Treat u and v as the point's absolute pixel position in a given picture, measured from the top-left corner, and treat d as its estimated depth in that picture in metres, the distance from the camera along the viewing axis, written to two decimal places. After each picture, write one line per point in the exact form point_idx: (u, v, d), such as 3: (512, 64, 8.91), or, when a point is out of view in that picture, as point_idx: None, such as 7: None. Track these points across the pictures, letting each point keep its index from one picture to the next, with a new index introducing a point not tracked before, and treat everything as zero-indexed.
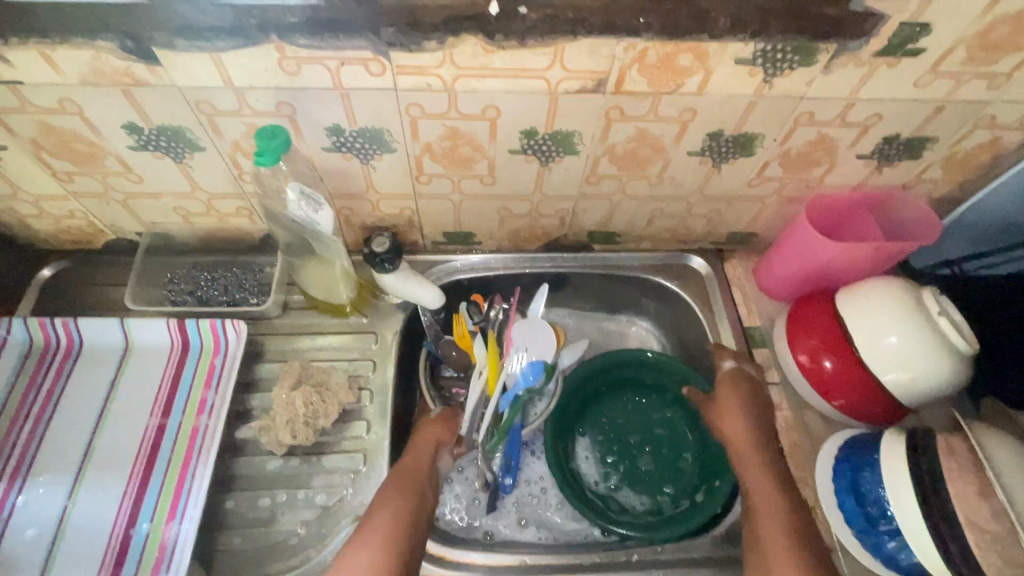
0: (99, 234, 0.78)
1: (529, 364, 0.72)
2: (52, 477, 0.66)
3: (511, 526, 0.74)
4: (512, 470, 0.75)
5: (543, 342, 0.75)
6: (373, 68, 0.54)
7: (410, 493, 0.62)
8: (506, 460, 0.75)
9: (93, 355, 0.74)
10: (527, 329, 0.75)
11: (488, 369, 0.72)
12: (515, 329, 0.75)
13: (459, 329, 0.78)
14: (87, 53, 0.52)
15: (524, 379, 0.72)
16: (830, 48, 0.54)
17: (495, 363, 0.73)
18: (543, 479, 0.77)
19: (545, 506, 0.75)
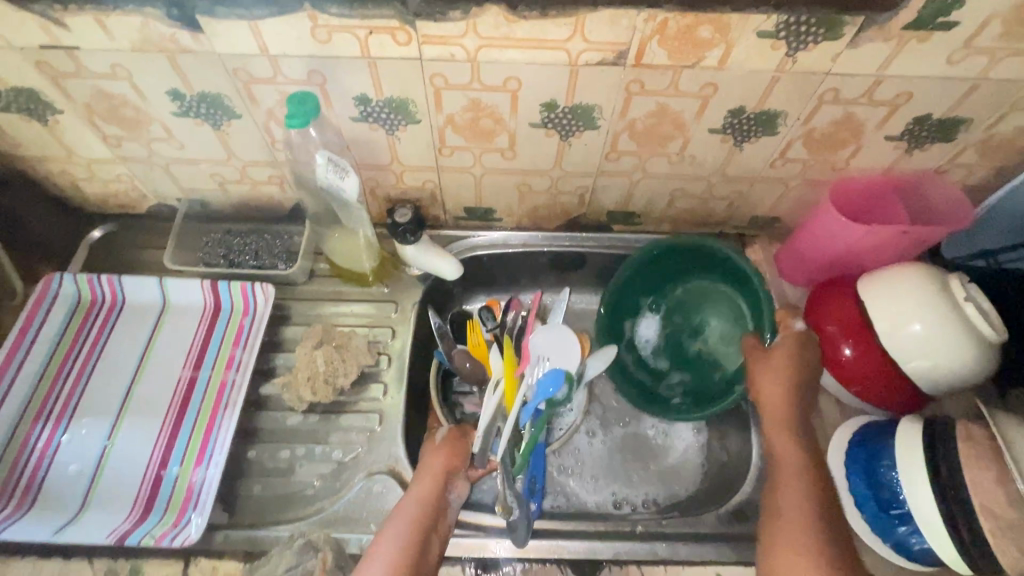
0: (143, 200, 0.83)
1: (549, 372, 0.63)
2: (94, 420, 0.71)
3: None
4: (536, 493, 0.68)
5: (565, 348, 0.66)
6: (400, 37, 0.57)
7: (420, 519, 0.58)
8: (530, 483, 0.69)
9: (134, 312, 0.79)
10: (547, 335, 0.67)
11: (503, 381, 0.64)
12: (532, 338, 0.66)
13: (472, 337, 0.75)
14: (137, 20, 0.56)
15: (542, 390, 0.63)
16: (857, 21, 0.53)
17: (510, 375, 0.65)
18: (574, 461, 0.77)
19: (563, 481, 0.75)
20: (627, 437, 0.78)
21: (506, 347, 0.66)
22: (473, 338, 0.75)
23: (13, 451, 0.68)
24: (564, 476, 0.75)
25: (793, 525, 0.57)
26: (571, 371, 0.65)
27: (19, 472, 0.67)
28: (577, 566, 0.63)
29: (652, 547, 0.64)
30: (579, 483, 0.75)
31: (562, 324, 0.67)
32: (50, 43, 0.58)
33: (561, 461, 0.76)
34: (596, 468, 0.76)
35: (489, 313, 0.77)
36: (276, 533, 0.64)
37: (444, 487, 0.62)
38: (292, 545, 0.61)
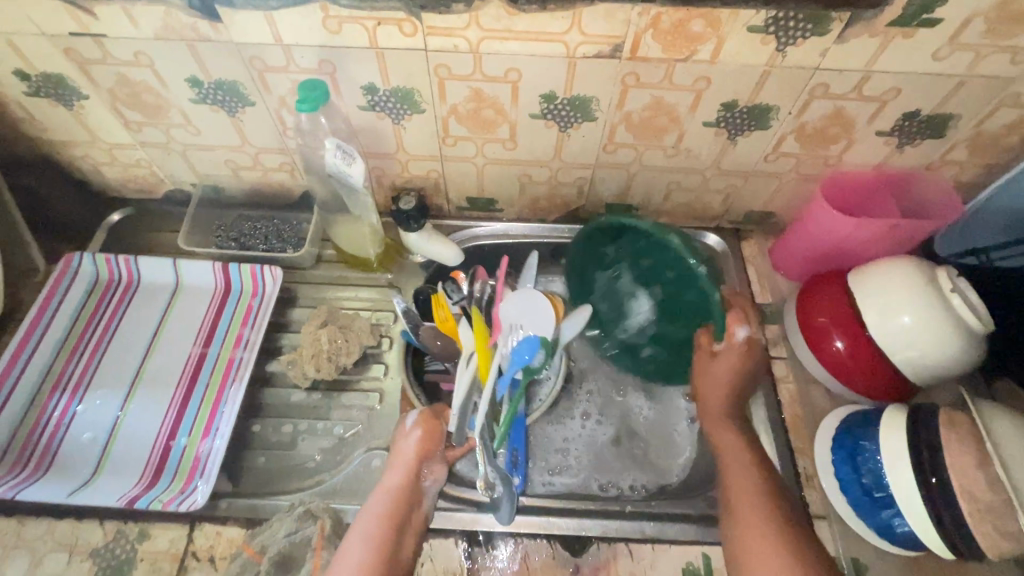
0: (159, 185, 0.86)
1: (523, 341, 0.68)
2: (107, 391, 0.74)
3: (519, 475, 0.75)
4: (517, 467, 0.72)
5: (536, 316, 0.70)
6: (406, 28, 0.60)
7: (397, 513, 0.60)
8: (511, 456, 0.73)
9: (148, 291, 0.82)
10: (515, 306, 0.71)
11: (476, 354, 0.67)
12: (503, 308, 0.70)
13: (440, 313, 0.73)
14: (160, 10, 0.59)
15: (519, 357, 0.67)
16: (843, 16, 0.56)
17: (483, 347, 0.67)
18: (565, 442, 0.78)
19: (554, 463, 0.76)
20: (618, 419, 0.80)
21: (478, 320, 0.68)
22: (439, 314, 0.73)
23: (32, 419, 0.71)
24: (550, 468, 0.76)
25: (756, 526, 0.58)
26: (547, 338, 0.69)
27: (36, 439, 0.70)
28: (566, 541, 0.65)
29: (640, 525, 0.65)
30: (566, 473, 0.75)
31: (532, 290, 0.72)
32: (80, 31, 0.62)
33: (547, 454, 0.77)
34: (584, 456, 0.77)
35: (452, 284, 0.77)
36: (278, 502, 0.66)
37: (418, 476, 0.64)
38: (292, 513, 0.63)
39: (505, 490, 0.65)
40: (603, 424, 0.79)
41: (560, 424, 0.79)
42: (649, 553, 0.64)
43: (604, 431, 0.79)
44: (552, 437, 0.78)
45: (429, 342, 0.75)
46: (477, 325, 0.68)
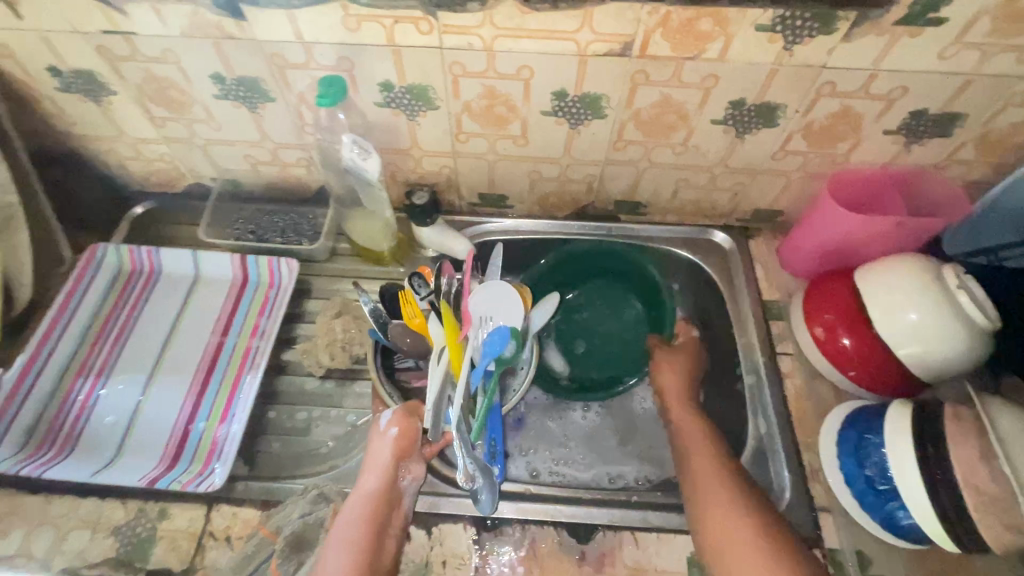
0: (180, 179, 0.89)
1: (494, 333, 0.68)
2: (129, 377, 0.76)
3: (523, 468, 0.78)
4: (497, 458, 0.72)
5: (505, 307, 0.71)
6: (423, 26, 0.62)
7: (376, 516, 0.60)
8: (489, 446, 0.72)
9: (169, 281, 0.85)
10: (485, 299, 0.71)
11: (447, 349, 0.68)
12: (470, 301, 0.70)
13: (410, 312, 0.71)
14: (188, 8, 0.62)
15: (490, 349, 0.67)
16: (850, 15, 0.57)
17: (454, 340, 0.68)
18: (567, 436, 0.81)
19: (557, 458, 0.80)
20: (619, 413, 0.84)
21: (446, 316, 0.68)
22: (409, 313, 0.71)
23: (59, 401, 0.74)
24: (552, 460, 0.79)
25: (724, 521, 0.59)
26: (515, 328, 0.70)
27: (61, 421, 0.72)
28: (573, 528, 0.66)
29: (647, 515, 0.66)
30: (570, 465, 0.79)
31: (495, 281, 0.72)
32: (111, 28, 0.65)
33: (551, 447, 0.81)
34: (585, 448, 0.81)
35: (419, 280, 0.72)
36: (292, 485, 0.68)
37: (395, 477, 0.63)
38: (306, 495, 0.66)
39: (484, 481, 0.65)
40: (602, 415, 0.83)
41: (561, 417, 0.83)
42: (654, 541, 0.65)
43: (604, 422, 0.83)
44: (554, 429, 0.82)
45: (398, 340, 0.74)
46: (447, 321, 0.68)
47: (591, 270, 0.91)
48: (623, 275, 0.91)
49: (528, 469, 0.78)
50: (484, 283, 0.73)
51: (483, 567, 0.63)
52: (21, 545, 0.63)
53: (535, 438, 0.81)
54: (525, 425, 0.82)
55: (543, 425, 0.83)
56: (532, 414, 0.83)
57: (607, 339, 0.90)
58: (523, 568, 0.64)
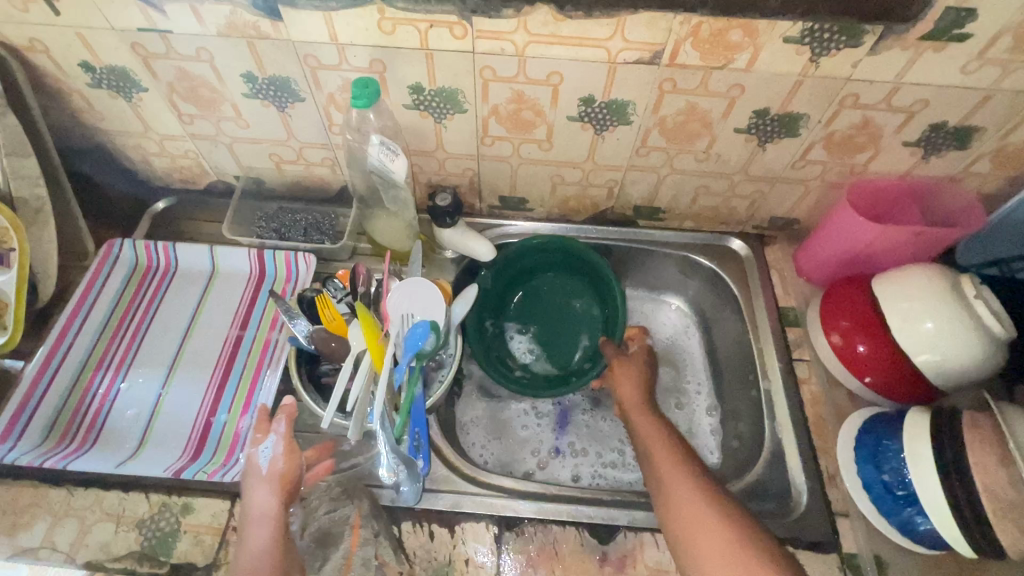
0: (204, 175, 0.90)
1: (415, 326, 0.67)
2: (149, 371, 0.76)
3: (570, 470, 0.81)
4: (421, 450, 0.69)
5: (425, 301, 0.69)
6: (456, 31, 0.63)
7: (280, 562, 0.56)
8: (414, 441, 0.69)
9: (186, 276, 0.86)
10: (404, 296, 0.69)
11: (369, 351, 0.66)
12: (390, 299, 0.69)
13: (327, 315, 0.69)
14: (226, 8, 0.63)
15: (411, 343, 0.66)
16: (877, 30, 0.58)
17: (374, 341, 0.66)
18: (611, 440, 0.83)
19: (604, 463, 0.81)
20: None
21: (361, 318, 0.66)
22: (327, 317, 0.69)
23: (78, 394, 0.74)
24: (597, 463, 0.81)
25: (707, 524, 0.58)
26: (438, 322, 0.69)
27: (82, 414, 0.73)
28: (594, 530, 0.66)
29: None
30: (615, 467, 0.81)
31: (416, 277, 0.70)
32: (147, 27, 0.66)
33: (599, 450, 0.82)
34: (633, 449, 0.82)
35: (337, 285, 0.73)
36: None
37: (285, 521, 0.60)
38: (330, 492, 0.65)
39: (407, 475, 0.66)
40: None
41: (609, 420, 0.85)
42: None
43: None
44: (605, 429, 0.84)
45: (322, 344, 0.70)
46: (365, 322, 0.66)
47: (551, 269, 0.93)
48: (577, 272, 0.91)
49: (572, 471, 0.81)
50: (404, 279, 0.71)
51: (502, 567, 0.64)
52: (45, 537, 0.63)
53: (585, 437, 0.83)
54: (572, 423, 0.85)
55: (593, 423, 0.85)
56: (579, 412, 0.85)
57: (559, 334, 0.92)
58: (543, 567, 0.64)
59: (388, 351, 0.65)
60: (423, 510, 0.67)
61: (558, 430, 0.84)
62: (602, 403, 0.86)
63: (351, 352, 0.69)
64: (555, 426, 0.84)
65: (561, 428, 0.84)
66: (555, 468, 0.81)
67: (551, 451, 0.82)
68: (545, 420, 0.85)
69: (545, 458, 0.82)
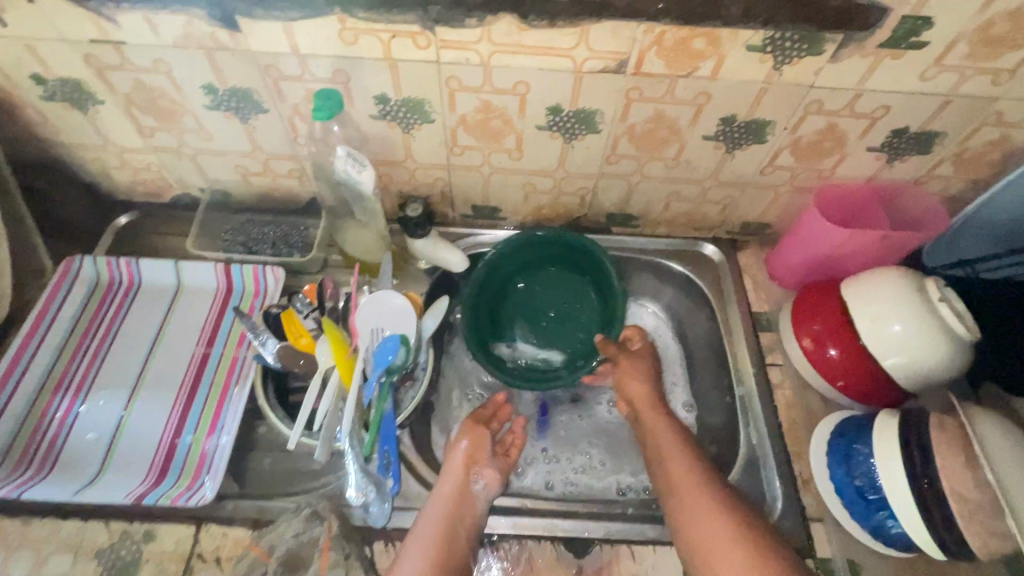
0: (168, 189, 0.87)
1: (386, 340, 0.67)
2: (110, 392, 0.74)
3: (548, 477, 0.79)
4: (391, 469, 0.65)
5: (395, 315, 0.69)
6: (420, 41, 0.62)
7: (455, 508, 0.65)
8: (384, 459, 0.65)
9: (150, 292, 0.83)
10: (374, 310, 0.68)
11: (337, 367, 0.65)
12: (360, 314, 0.68)
13: (293, 331, 0.68)
14: (181, 19, 0.61)
15: (383, 355, 0.66)
16: (837, 38, 0.59)
17: (343, 357, 0.65)
18: (589, 443, 0.82)
19: (583, 468, 0.80)
20: (617, 425, 0.84)
21: (329, 333, 0.65)
22: (294, 334, 0.68)
23: (35, 418, 0.71)
24: (570, 470, 0.80)
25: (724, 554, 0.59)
26: (408, 336, 0.68)
27: (39, 439, 0.70)
28: (570, 543, 0.66)
29: (643, 527, 0.67)
30: (586, 472, 0.80)
31: (387, 290, 0.70)
32: (100, 38, 0.64)
33: (571, 456, 0.81)
34: (601, 453, 0.81)
35: (304, 301, 0.72)
36: (284, 503, 0.66)
37: (468, 482, 0.68)
38: (299, 513, 0.63)
39: (376, 494, 0.64)
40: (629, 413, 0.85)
41: (587, 418, 0.84)
42: (651, 553, 0.65)
43: (623, 426, 0.84)
44: (583, 428, 0.84)
45: (290, 361, 0.69)
46: (332, 338, 0.65)
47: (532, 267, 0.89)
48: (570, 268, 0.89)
49: (546, 479, 0.79)
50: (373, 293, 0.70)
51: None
52: None
53: (561, 442, 0.82)
54: (551, 425, 0.83)
55: (572, 425, 0.84)
56: (558, 413, 0.85)
57: (548, 334, 0.88)
58: None
59: (358, 365, 0.64)
60: (395, 528, 0.65)
61: (537, 434, 0.82)
62: (583, 400, 0.86)
63: (319, 367, 0.67)
64: (534, 430, 0.83)
65: (541, 432, 0.83)
66: (532, 473, 0.79)
67: (527, 456, 0.80)
68: (525, 424, 0.83)
69: (522, 464, 0.80)
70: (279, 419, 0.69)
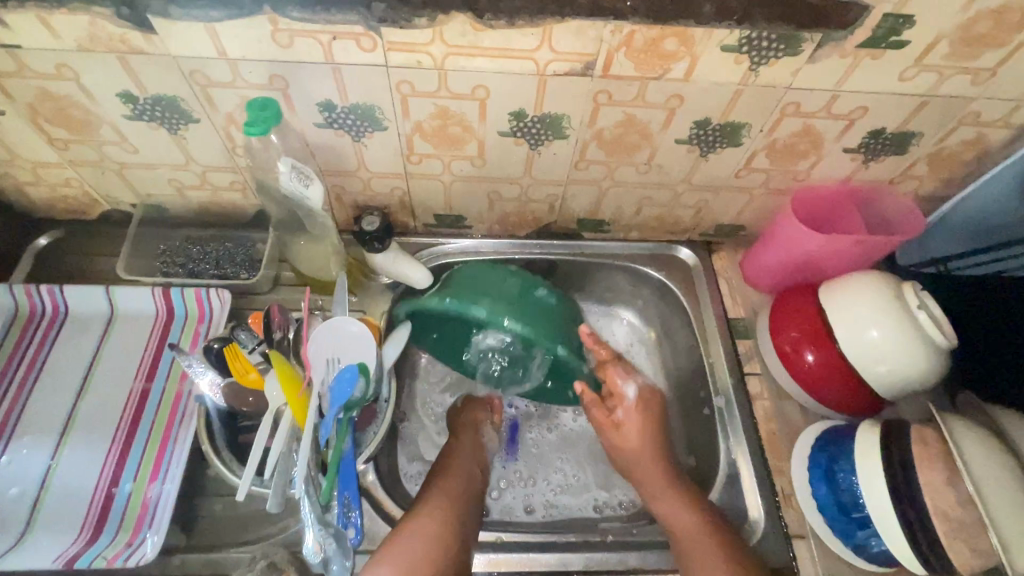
0: (94, 205, 0.79)
1: (343, 370, 0.61)
2: (35, 439, 0.66)
3: (527, 504, 0.76)
4: (354, 516, 0.60)
5: (353, 343, 0.63)
6: (365, 43, 0.55)
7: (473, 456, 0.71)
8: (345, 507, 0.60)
9: (79, 321, 0.75)
10: (329, 338, 0.63)
11: (289, 405, 0.59)
12: (314, 343, 0.62)
13: (239, 366, 0.63)
14: (84, 19, 0.53)
15: (339, 390, 0.60)
16: (815, 38, 0.55)
17: (295, 394, 0.59)
18: (563, 459, 0.79)
19: (560, 486, 0.77)
20: (586, 437, 0.81)
21: (278, 365, 0.59)
22: (240, 370, 0.63)
23: None
24: (547, 489, 0.77)
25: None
26: (368, 364, 0.63)
27: None
28: None
29: (625, 557, 0.64)
30: (565, 490, 0.77)
31: (344, 315, 0.64)
32: None
33: (547, 474, 0.78)
34: (575, 467, 0.79)
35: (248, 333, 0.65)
36: (239, 554, 0.61)
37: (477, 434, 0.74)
38: (253, 568, 0.59)
39: (337, 548, 0.57)
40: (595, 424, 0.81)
41: (556, 429, 0.81)
42: None
43: (589, 433, 0.81)
44: (552, 442, 0.80)
45: (240, 400, 0.65)
46: (282, 371, 0.59)
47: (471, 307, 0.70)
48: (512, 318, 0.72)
49: (525, 502, 0.76)
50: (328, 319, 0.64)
51: None
52: None
53: (533, 461, 0.79)
54: (521, 445, 0.80)
55: (542, 440, 0.80)
56: (527, 431, 0.81)
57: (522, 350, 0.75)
58: None
59: (311, 404, 0.58)
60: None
61: (508, 456, 0.79)
62: (548, 411, 0.83)
63: (269, 405, 0.62)
64: (504, 450, 0.79)
65: (511, 452, 0.79)
66: (510, 499, 0.76)
67: (502, 480, 0.77)
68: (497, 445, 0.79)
69: (496, 487, 0.76)
70: (224, 467, 0.66)
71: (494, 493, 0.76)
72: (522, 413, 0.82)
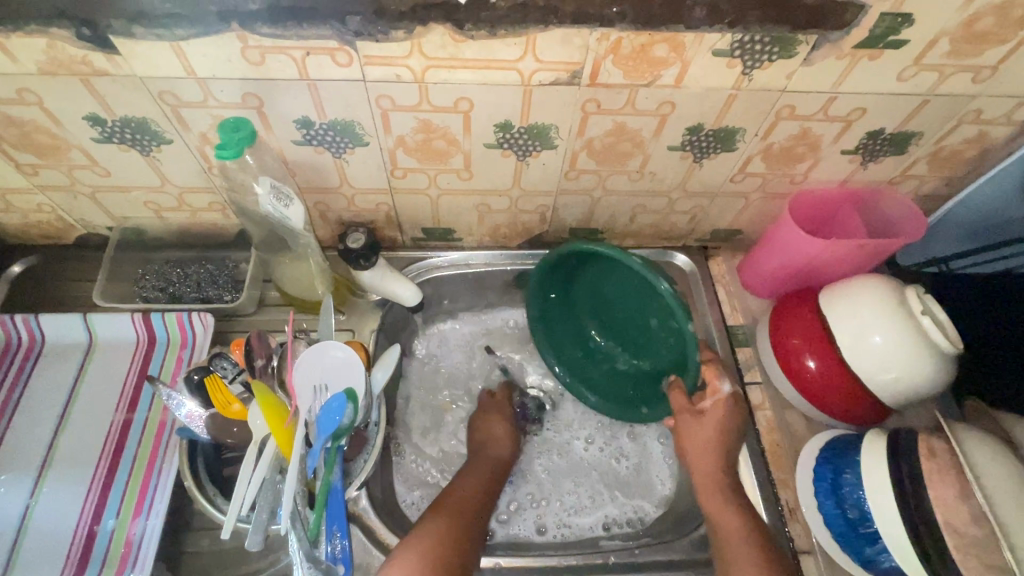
0: (69, 229, 0.76)
1: (330, 399, 0.59)
2: (14, 476, 0.64)
3: (535, 528, 0.74)
4: (342, 554, 0.58)
5: (339, 369, 0.61)
6: (340, 57, 0.53)
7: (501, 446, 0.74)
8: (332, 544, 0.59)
9: (57, 351, 0.72)
10: (313, 364, 0.60)
11: (273, 437, 0.56)
12: (299, 369, 0.59)
13: (218, 398, 0.61)
14: (41, 41, 0.50)
15: (327, 419, 0.58)
16: (810, 39, 0.53)
17: (280, 425, 0.57)
18: (576, 484, 0.77)
19: (568, 509, 0.76)
20: (598, 461, 0.79)
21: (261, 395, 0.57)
22: (221, 401, 0.61)
23: None
24: (561, 511, 0.75)
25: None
26: (356, 389, 0.60)
27: None
28: None
29: None
30: (577, 513, 0.75)
31: (332, 340, 0.61)
32: None
33: (560, 496, 0.76)
34: (587, 490, 0.77)
35: (228, 362, 0.63)
36: None
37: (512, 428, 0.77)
38: None
39: None
40: (607, 452, 0.79)
41: (569, 452, 0.80)
42: None
43: (600, 459, 0.79)
44: (562, 467, 0.79)
45: (223, 433, 0.62)
46: (263, 403, 0.56)
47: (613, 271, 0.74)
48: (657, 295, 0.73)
49: (536, 524, 0.74)
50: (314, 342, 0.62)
51: None
52: None
53: (544, 484, 0.77)
54: (531, 470, 0.78)
55: (552, 466, 0.79)
56: (535, 455, 0.79)
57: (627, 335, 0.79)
58: None
59: (298, 433, 0.56)
60: None
61: (517, 479, 0.77)
62: (560, 437, 0.81)
63: (255, 434, 0.60)
64: (512, 477, 0.77)
65: (521, 476, 0.77)
66: (521, 523, 0.74)
67: (511, 504, 0.75)
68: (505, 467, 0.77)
69: (504, 510, 0.75)
70: (208, 501, 0.63)
71: (505, 515, 0.74)
72: (530, 434, 0.81)
